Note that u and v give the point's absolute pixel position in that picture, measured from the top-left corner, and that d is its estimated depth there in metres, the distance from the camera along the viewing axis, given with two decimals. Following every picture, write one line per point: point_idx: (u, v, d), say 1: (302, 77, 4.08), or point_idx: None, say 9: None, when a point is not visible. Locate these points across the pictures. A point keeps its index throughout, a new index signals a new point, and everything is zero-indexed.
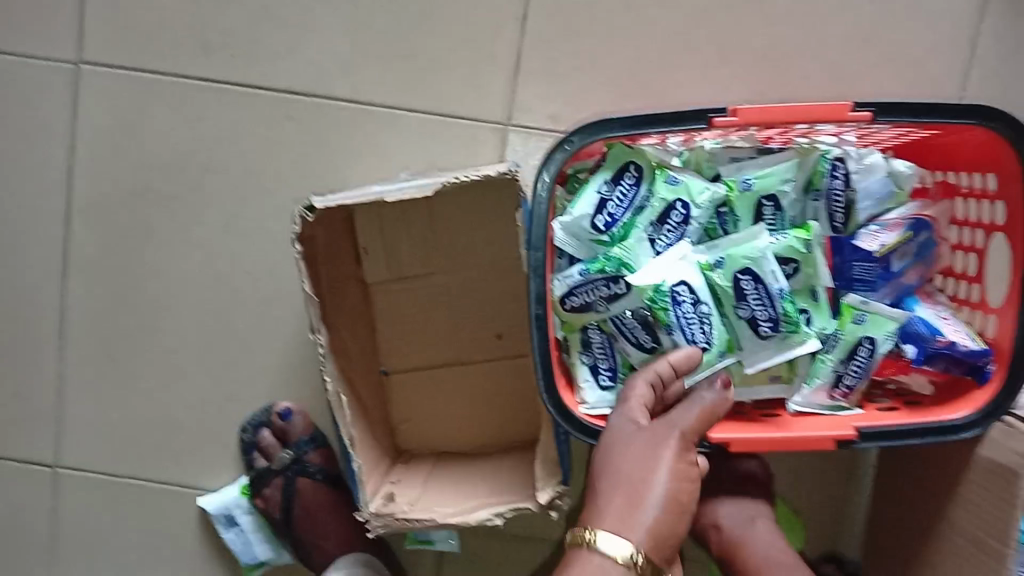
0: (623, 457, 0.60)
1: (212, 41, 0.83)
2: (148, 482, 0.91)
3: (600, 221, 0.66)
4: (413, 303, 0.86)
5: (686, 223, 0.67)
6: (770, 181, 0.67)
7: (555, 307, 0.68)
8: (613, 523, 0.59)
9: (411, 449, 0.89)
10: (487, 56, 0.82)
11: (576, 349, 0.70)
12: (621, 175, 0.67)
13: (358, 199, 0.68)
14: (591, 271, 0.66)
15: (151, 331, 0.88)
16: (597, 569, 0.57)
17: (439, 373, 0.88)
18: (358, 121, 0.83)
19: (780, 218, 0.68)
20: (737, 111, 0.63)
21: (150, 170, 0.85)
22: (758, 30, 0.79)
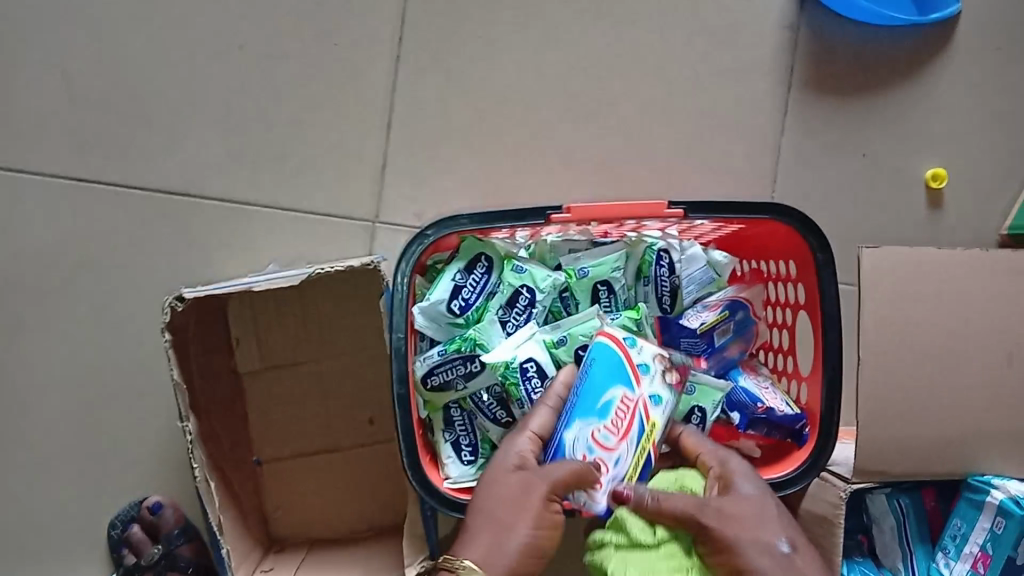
0: (492, 495, 0.65)
1: (88, 143, 0.87)
2: None
3: (455, 305, 0.73)
4: (288, 391, 0.89)
5: (532, 306, 0.74)
6: (604, 269, 0.74)
7: (418, 387, 0.74)
8: (479, 554, 0.63)
9: (286, 538, 0.90)
10: (355, 160, 0.89)
11: (439, 427, 0.76)
12: (473, 265, 0.74)
13: (231, 289, 0.73)
14: (449, 351, 0.73)
15: (17, 426, 0.89)
16: None
17: (311, 460, 0.90)
18: (230, 219, 0.88)
19: (614, 301, 0.75)
20: (571, 209, 0.71)
21: (23, 266, 0.88)
22: (595, 139, 0.90)
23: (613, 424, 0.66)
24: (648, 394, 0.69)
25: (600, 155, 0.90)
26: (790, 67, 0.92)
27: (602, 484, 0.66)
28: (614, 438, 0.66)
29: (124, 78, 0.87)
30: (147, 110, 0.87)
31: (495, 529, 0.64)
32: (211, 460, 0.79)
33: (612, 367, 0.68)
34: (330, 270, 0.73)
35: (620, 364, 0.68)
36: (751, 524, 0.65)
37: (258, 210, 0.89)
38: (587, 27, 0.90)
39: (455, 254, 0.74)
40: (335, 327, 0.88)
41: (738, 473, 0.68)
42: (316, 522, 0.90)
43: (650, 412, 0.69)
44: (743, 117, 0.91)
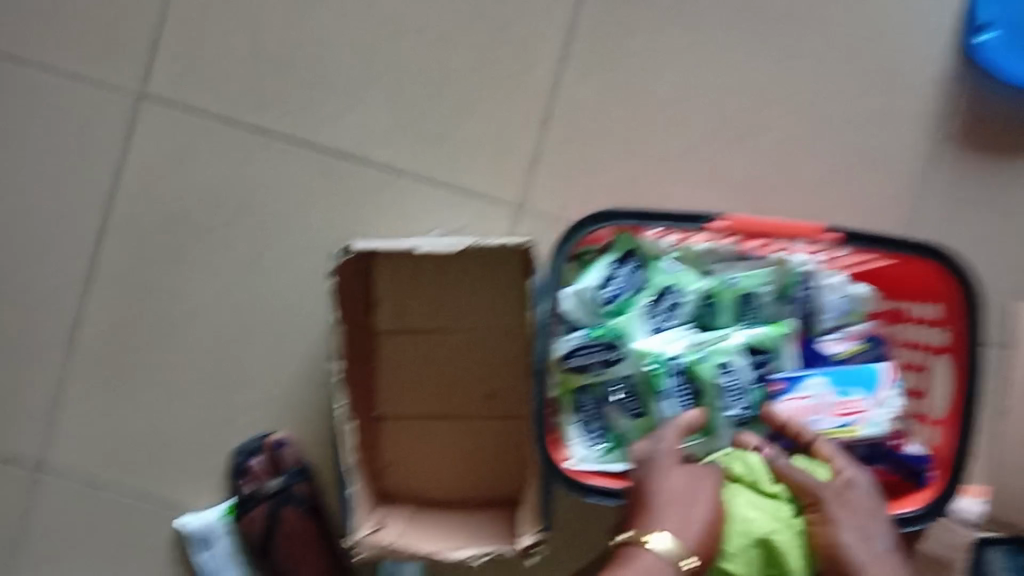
0: (665, 480, 0.70)
1: (267, 97, 0.93)
2: (129, 493, 0.96)
3: (604, 295, 0.77)
4: (416, 354, 0.94)
5: (677, 306, 0.77)
6: (749, 283, 0.77)
7: (556, 366, 0.78)
8: (674, 526, 0.67)
9: (392, 493, 0.94)
10: (510, 147, 0.93)
11: (569, 410, 0.79)
12: (626, 259, 0.78)
13: (395, 247, 0.78)
14: (592, 337, 0.77)
15: (160, 350, 0.94)
16: (650, 566, 0.66)
17: (430, 424, 0.95)
18: (387, 186, 0.93)
19: (755, 315, 0.78)
20: (729, 217, 0.75)
21: (188, 201, 0.93)
22: (741, 160, 0.93)
23: (841, 401, 0.76)
24: (873, 416, 0.75)
25: (743, 177, 0.93)
26: (939, 118, 0.94)
27: (804, 416, 0.75)
28: (833, 407, 0.76)
29: (309, 42, 0.93)
30: (324, 73, 0.93)
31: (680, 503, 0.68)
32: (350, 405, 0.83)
33: (872, 371, 0.76)
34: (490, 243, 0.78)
35: (877, 375, 0.76)
36: (852, 510, 0.69)
37: (412, 181, 0.93)
38: (750, 53, 0.93)
39: (608, 248, 0.78)
40: (469, 301, 0.92)
41: (847, 463, 0.72)
42: (423, 483, 0.94)
43: (866, 423, 0.75)
44: (885, 160, 0.94)
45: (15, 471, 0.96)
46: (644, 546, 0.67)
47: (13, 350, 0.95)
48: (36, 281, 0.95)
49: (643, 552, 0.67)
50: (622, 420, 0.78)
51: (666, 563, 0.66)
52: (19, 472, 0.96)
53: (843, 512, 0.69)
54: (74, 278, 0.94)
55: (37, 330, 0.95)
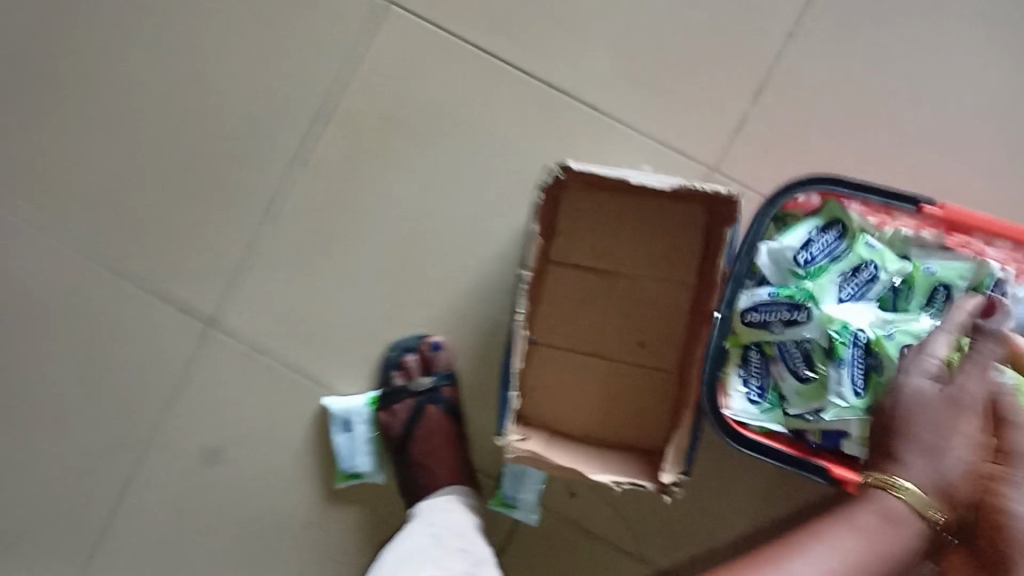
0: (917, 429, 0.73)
1: (497, 22, 0.98)
2: (286, 365, 1.02)
3: (801, 256, 0.78)
4: (581, 291, 0.97)
5: (871, 282, 0.77)
6: (949, 274, 0.77)
7: (735, 317, 0.81)
8: (920, 474, 0.73)
9: (530, 419, 0.97)
10: (717, 111, 0.95)
11: (734, 362, 0.82)
12: (829, 227, 0.79)
13: (610, 173, 0.81)
14: (779, 295, 0.78)
15: (345, 237, 1.00)
16: (900, 513, 0.72)
17: (577, 359, 0.98)
18: (590, 124, 0.97)
19: (948, 308, 0.77)
20: (944, 205, 0.76)
21: (403, 105, 0.99)
22: (944, 169, 0.93)
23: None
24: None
25: (942, 185, 0.94)
26: None
27: None
28: None
29: None
30: (555, 9, 0.97)
31: (926, 453, 0.73)
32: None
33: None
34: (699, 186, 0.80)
35: None
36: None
37: (616, 125, 0.96)
38: (975, 67, 0.93)
39: (814, 214, 0.80)
40: (644, 250, 0.95)
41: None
42: (561, 415, 0.97)
43: None
44: None
45: (187, 322, 1.03)
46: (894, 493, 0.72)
47: (215, 211, 1.02)
48: (250, 151, 1.02)
49: (893, 499, 0.72)
50: (789, 381, 0.79)
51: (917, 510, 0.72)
52: (189, 324, 1.03)
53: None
54: (284, 155, 1.01)
55: (239, 197, 1.02)
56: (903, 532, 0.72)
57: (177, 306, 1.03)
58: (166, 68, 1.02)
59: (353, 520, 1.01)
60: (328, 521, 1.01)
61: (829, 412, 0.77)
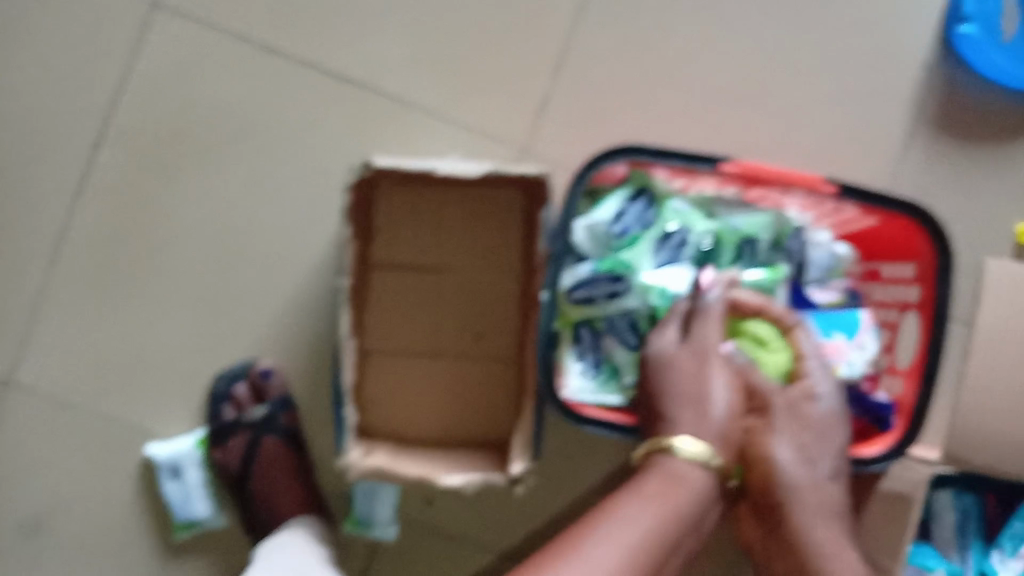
0: (678, 384, 0.72)
1: (282, 18, 0.92)
2: (99, 416, 0.92)
3: (615, 229, 0.79)
4: (410, 291, 0.94)
5: (683, 245, 0.79)
6: (751, 229, 0.81)
7: (561, 298, 0.80)
8: (693, 428, 0.70)
9: (374, 430, 0.94)
10: (520, 90, 0.95)
11: (568, 342, 0.81)
12: (637, 196, 0.80)
13: (415, 166, 0.78)
14: (599, 270, 0.79)
15: (148, 267, 0.92)
16: (687, 471, 0.68)
17: (413, 362, 0.94)
18: (394, 118, 0.93)
19: (753, 260, 0.81)
20: (740, 163, 0.78)
21: (192, 117, 0.92)
22: (749, 127, 0.95)
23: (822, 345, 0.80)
24: (851, 357, 0.80)
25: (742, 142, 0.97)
26: (924, 96, 0.96)
27: None
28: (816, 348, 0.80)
29: None
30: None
31: (688, 404, 0.71)
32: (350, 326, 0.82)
33: (851, 321, 0.80)
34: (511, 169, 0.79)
35: (857, 322, 0.80)
36: (812, 433, 0.72)
37: (421, 116, 0.93)
38: (760, 20, 0.95)
39: (622, 185, 0.81)
40: (466, 241, 0.93)
41: (822, 384, 0.73)
42: (406, 421, 0.94)
43: (843, 365, 0.79)
44: None
45: None
46: (674, 454, 0.69)
47: None
48: (23, 186, 0.92)
49: (674, 458, 0.69)
50: (620, 354, 0.80)
51: (695, 465, 0.69)
52: None
53: (802, 434, 0.72)
54: (64, 186, 0.92)
55: (18, 238, 0.92)
56: (687, 487, 0.67)
57: None
58: None
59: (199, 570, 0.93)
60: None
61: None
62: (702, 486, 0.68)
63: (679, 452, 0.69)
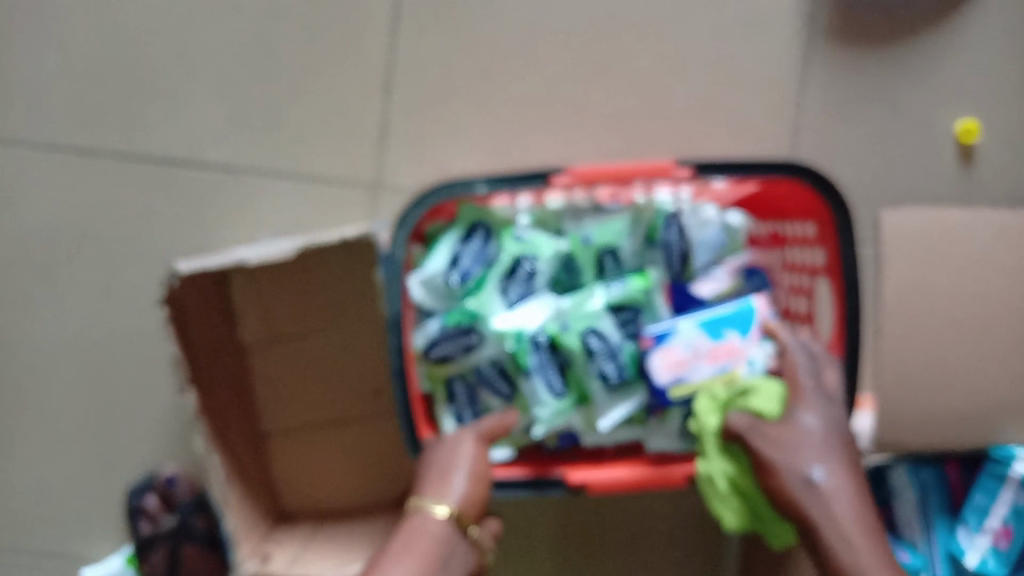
0: (431, 456, 0.67)
1: (88, 114, 0.86)
2: (27, 553, 0.91)
3: (454, 276, 0.71)
4: (295, 362, 0.88)
5: (533, 275, 0.72)
6: (607, 237, 0.72)
7: (418, 358, 0.72)
8: (433, 487, 0.65)
9: (295, 510, 0.88)
10: (355, 123, 0.86)
11: (442, 400, 0.73)
12: (471, 234, 0.71)
13: (223, 262, 0.71)
14: (447, 325, 0.70)
15: (27, 400, 0.89)
16: (425, 533, 0.64)
17: (317, 432, 0.88)
18: (230, 185, 0.86)
19: (618, 270, 0.73)
20: (572, 171, 0.67)
21: (27, 241, 0.87)
22: (604, 99, 0.86)
23: (715, 348, 0.68)
24: (749, 355, 0.69)
25: (611, 116, 0.86)
26: (813, 14, 0.86)
27: (677, 367, 0.68)
28: (706, 355, 0.68)
29: (120, 45, 0.85)
30: (144, 77, 0.86)
31: (437, 474, 0.65)
32: (215, 436, 0.77)
33: (745, 312, 0.69)
34: (320, 241, 0.70)
35: (753, 314, 0.69)
36: (794, 450, 0.62)
37: (257, 177, 0.86)
38: None
39: (454, 224, 0.72)
40: (336, 300, 0.86)
41: (810, 400, 0.64)
42: (324, 495, 0.88)
43: (740, 366, 0.69)
44: (758, 70, 0.86)
45: None
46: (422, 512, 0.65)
47: None
48: None
49: (417, 518, 0.65)
50: (496, 404, 0.73)
51: (435, 522, 0.65)
52: None
53: (779, 455, 0.62)
54: None
55: None
56: (424, 546, 0.63)
57: None
58: None
59: None
60: None
61: (541, 424, 0.71)
62: (441, 541, 0.64)
63: (421, 511, 0.65)
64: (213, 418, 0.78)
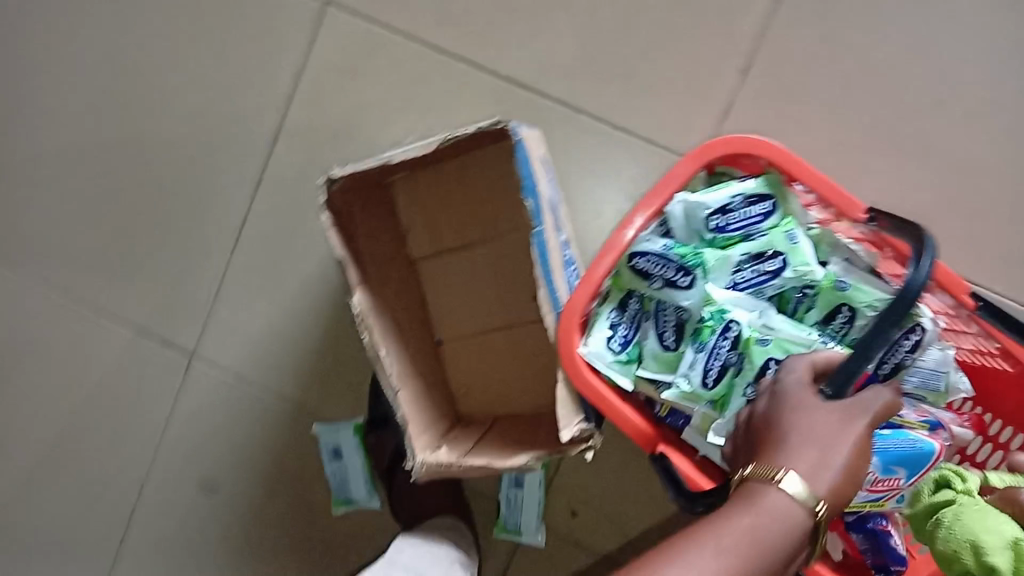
0: (806, 419, 0.57)
1: (451, 15, 0.91)
2: (269, 393, 0.99)
3: (715, 222, 0.73)
4: (458, 274, 0.92)
5: (773, 275, 0.73)
6: (861, 296, 0.71)
7: (621, 259, 0.76)
8: (804, 468, 0.55)
9: (472, 417, 0.94)
10: (702, 95, 0.87)
11: (610, 303, 0.78)
12: (760, 200, 0.73)
13: (376, 163, 0.77)
14: (672, 252, 0.74)
15: (314, 257, 0.96)
16: (782, 510, 0.54)
17: (481, 338, 0.92)
18: (564, 121, 0.89)
19: (844, 330, 0.72)
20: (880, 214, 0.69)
21: (360, 114, 0.93)
22: (955, 142, 0.84)
23: (880, 480, 0.67)
24: (903, 494, 0.69)
25: (961, 161, 0.84)
26: None
27: None
28: (871, 484, 0.67)
29: None
30: None
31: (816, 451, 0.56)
32: (384, 330, 0.82)
33: (925, 452, 0.67)
34: (460, 134, 0.74)
35: (929, 459, 0.68)
36: None
37: (590, 120, 0.89)
38: (984, 24, 0.84)
39: (752, 180, 0.74)
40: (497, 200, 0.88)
41: None
42: (490, 398, 0.93)
43: (890, 500, 0.69)
44: None
45: (169, 356, 1.01)
46: (774, 486, 0.55)
47: (183, 241, 1.00)
48: (211, 179, 0.98)
49: (771, 489, 0.55)
50: (652, 344, 0.76)
51: (798, 509, 0.54)
52: (172, 358, 1.01)
53: None
54: (246, 178, 0.97)
55: (206, 224, 0.99)
56: (770, 526, 0.53)
57: (158, 341, 1.01)
58: (124, 98, 1.00)
59: (353, 543, 0.99)
60: (325, 557, 0.99)
61: (673, 391, 0.73)
62: (794, 529, 0.54)
63: (781, 486, 0.54)
64: (379, 301, 0.84)
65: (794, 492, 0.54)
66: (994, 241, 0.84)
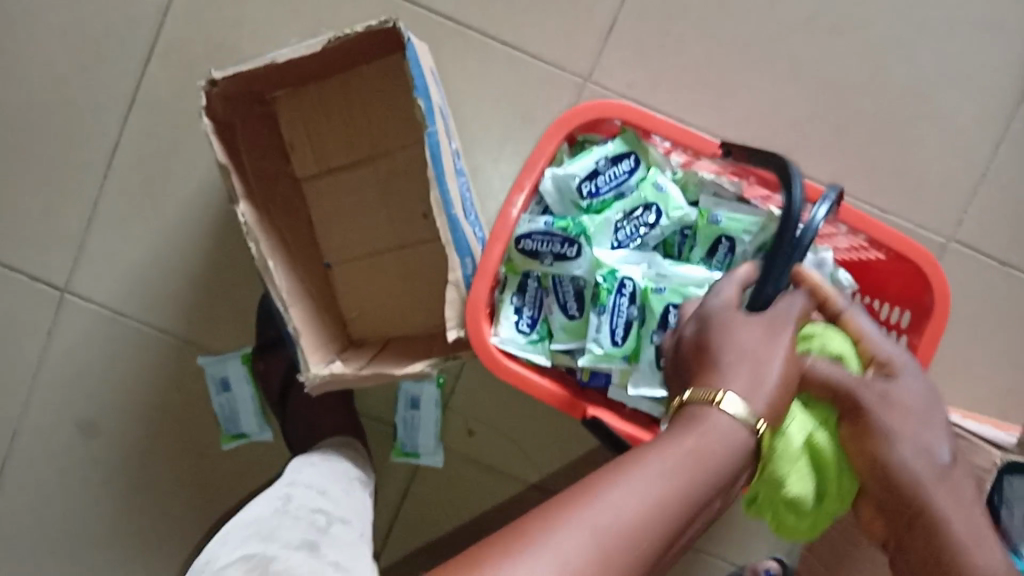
0: (736, 337, 0.53)
1: None
2: (148, 326, 0.94)
3: (586, 188, 0.72)
4: (342, 192, 0.90)
5: (652, 227, 0.72)
6: (735, 226, 0.69)
7: (509, 245, 0.73)
8: (742, 387, 0.51)
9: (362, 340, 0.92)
10: (585, 12, 0.89)
11: (510, 289, 0.75)
12: (621, 158, 0.73)
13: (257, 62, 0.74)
14: (555, 226, 0.71)
15: (194, 181, 0.92)
16: (726, 434, 0.49)
17: (369, 261, 0.91)
18: (452, 37, 0.89)
19: (727, 262, 0.71)
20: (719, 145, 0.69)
21: (241, 31, 0.91)
22: (822, 58, 0.89)
23: None
24: None
25: (828, 76, 0.89)
26: None
27: None
28: None
29: None
30: None
31: (752, 369, 0.51)
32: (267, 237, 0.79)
33: None
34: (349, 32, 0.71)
35: None
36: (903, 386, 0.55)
37: (478, 36, 0.89)
38: None
39: (612, 141, 0.74)
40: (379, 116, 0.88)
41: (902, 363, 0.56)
42: (384, 322, 0.91)
43: None
44: (970, 73, 0.89)
45: (37, 292, 0.94)
46: (716, 407, 0.50)
47: (49, 169, 0.94)
48: (78, 102, 0.93)
49: (715, 412, 0.50)
50: (556, 317, 0.73)
51: (743, 432, 0.50)
52: (40, 293, 0.94)
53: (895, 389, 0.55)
54: (117, 99, 0.92)
55: (74, 150, 0.93)
56: (715, 453, 0.49)
57: (24, 277, 0.94)
58: None
59: (245, 477, 0.96)
60: (218, 495, 0.96)
61: (586, 357, 0.71)
62: (738, 454, 0.50)
63: (723, 408, 0.50)
64: (264, 215, 0.81)
65: (737, 415, 0.50)
66: (860, 153, 0.90)
